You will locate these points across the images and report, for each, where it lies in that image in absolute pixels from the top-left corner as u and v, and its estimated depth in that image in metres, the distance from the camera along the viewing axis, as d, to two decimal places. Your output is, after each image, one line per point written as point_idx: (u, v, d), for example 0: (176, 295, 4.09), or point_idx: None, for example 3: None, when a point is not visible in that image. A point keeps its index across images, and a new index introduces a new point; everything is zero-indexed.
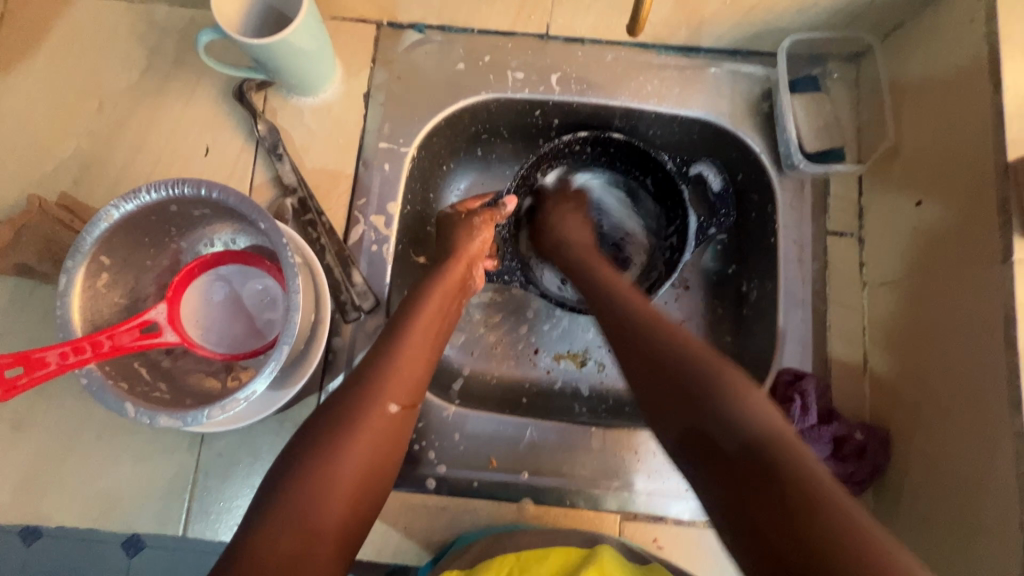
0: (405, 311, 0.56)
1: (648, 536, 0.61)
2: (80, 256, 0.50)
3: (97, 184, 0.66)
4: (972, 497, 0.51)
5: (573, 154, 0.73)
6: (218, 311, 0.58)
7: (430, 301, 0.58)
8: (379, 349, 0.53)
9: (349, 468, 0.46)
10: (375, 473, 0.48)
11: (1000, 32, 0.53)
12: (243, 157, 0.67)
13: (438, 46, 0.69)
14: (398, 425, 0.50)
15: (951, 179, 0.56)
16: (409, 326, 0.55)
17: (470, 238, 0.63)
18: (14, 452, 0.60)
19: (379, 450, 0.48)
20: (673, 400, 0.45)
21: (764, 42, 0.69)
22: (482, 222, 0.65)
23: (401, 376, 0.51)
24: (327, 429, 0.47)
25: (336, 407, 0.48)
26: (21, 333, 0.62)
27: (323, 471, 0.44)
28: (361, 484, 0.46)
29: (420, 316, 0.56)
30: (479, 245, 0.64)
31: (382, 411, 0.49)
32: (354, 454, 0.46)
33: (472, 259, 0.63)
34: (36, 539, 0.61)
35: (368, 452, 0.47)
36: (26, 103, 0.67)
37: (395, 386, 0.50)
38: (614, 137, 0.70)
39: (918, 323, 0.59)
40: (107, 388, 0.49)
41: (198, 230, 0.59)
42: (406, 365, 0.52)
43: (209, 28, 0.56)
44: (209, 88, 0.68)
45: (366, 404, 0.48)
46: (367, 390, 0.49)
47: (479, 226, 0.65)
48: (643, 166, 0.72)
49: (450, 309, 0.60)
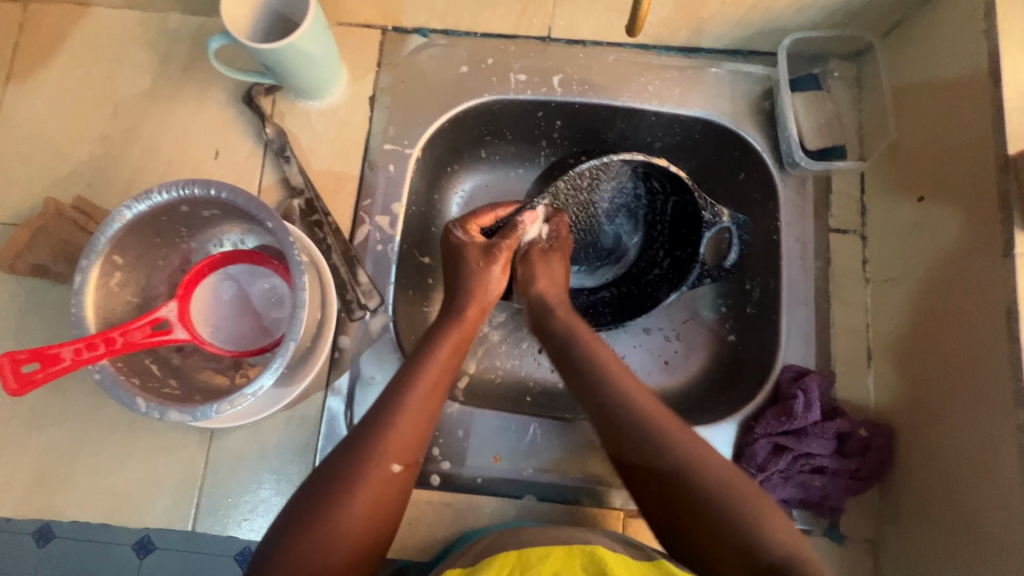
0: (414, 364, 0.56)
1: (651, 531, 0.61)
2: (95, 255, 0.52)
3: (111, 187, 0.67)
4: (977, 491, 0.51)
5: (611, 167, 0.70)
6: (227, 309, 0.59)
7: (439, 355, 0.57)
8: (387, 399, 0.53)
9: (351, 530, 0.47)
10: (372, 539, 0.48)
11: (998, 28, 0.53)
12: (252, 160, 0.68)
13: (443, 50, 0.71)
14: (400, 483, 0.50)
15: (951, 175, 0.57)
16: (413, 384, 0.54)
17: (485, 285, 0.62)
18: (30, 448, 0.61)
19: (381, 511, 0.49)
20: (705, 531, 0.47)
21: (765, 41, 0.69)
22: (499, 270, 0.63)
23: (405, 433, 0.51)
24: (331, 491, 0.47)
25: (341, 463, 0.49)
26: (37, 332, 0.64)
27: (324, 539, 0.45)
28: (364, 547, 0.47)
29: (429, 367, 0.55)
30: (493, 292, 0.63)
31: (384, 469, 0.49)
32: (354, 518, 0.47)
33: (487, 305, 0.62)
34: (48, 541, 0.60)
35: (371, 513, 0.48)
36: (43, 109, 0.69)
37: (397, 445, 0.50)
38: (665, 167, 0.65)
39: (922, 319, 0.59)
40: (120, 383, 0.50)
41: (209, 230, 0.60)
42: (412, 422, 0.52)
43: (219, 34, 0.58)
44: (218, 93, 0.69)
45: (369, 460, 0.49)
46: (372, 444, 0.50)
47: (496, 271, 0.63)
48: (678, 189, 0.68)
49: (458, 357, 0.58)
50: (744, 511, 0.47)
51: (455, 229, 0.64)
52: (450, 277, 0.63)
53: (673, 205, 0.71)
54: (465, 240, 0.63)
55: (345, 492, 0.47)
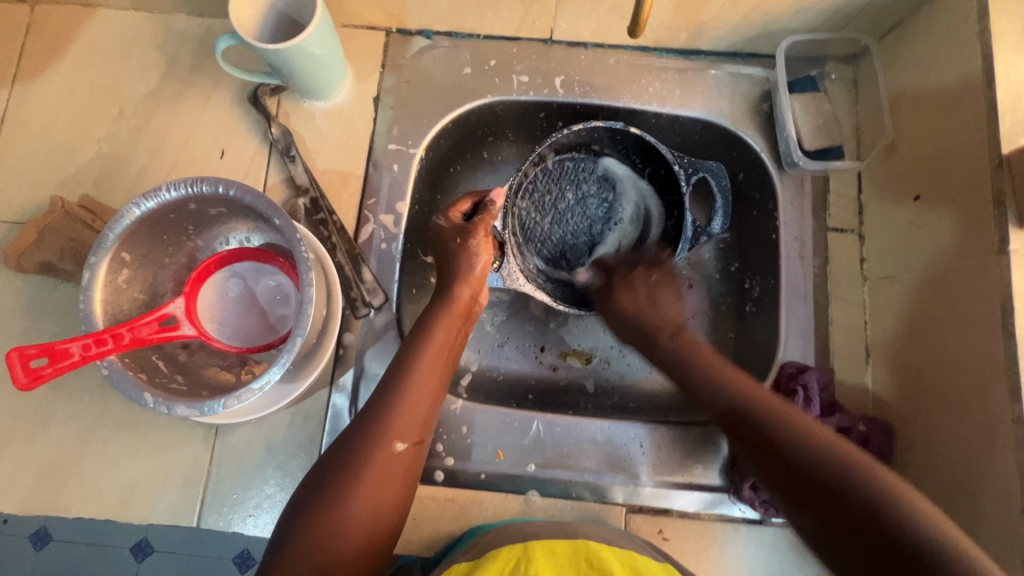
0: (411, 345, 0.58)
1: (653, 527, 0.62)
2: (103, 251, 0.52)
3: (118, 186, 0.68)
4: (974, 484, 0.52)
5: (586, 143, 0.71)
6: (233, 307, 0.60)
7: (438, 335, 0.59)
8: (388, 383, 0.55)
9: (363, 502, 0.49)
10: (385, 513, 0.51)
11: (992, 31, 0.54)
12: (257, 159, 0.69)
13: (446, 51, 0.72)
14: (408, 458, 0.53)
15: (947, 175, 0.58)
16: (415, 363, 0.56)
17: (469, 263, 0.62)
18: (35, 444, 0.61)
19: (391, 483, 0.51)
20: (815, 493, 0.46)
21: (763, 44, 0.71)
22: (481, 241, 0.62)
23: (409, 410, 0.54)
24: (342, 467, 0.50)
25: (348, 442, 0.51)
26: (42, 329, 0.64)
27: (340, 509, 0.48)
28: (381, 516, 0.50)
29: (430, 347, 0.58)
30: (479, 270, 0.62)
31: (390, 447, 0.52)
32: (365, 494, 0.50)
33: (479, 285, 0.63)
34: (46, 544, 0.60)
35: (383, 485, 0.51)
36: (50, 109, 0.70)
37: (400, 422, 0.53)
38: (626, 130, 0.67)
39: (920, 316, 0.59)
40: (127, 378, 0.50)
41: (215, 229, 0.61)
42: (414, 401, 0.54)
43: (227, 34, 0.58)
44: (224, 93, 0.70)
45: (375, 440, 0.51)
46: (375, 425, 0.52)
47: (477, 248, 0.62)
48: (648, 160, 0.70)
49: (457, 339, 0.61)
50: (840, 456, 0.46)
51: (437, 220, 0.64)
52: (440, 263, 0.63)
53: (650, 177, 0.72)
54: (445, 227, 0.63)
55: (354, 468, 0.50)
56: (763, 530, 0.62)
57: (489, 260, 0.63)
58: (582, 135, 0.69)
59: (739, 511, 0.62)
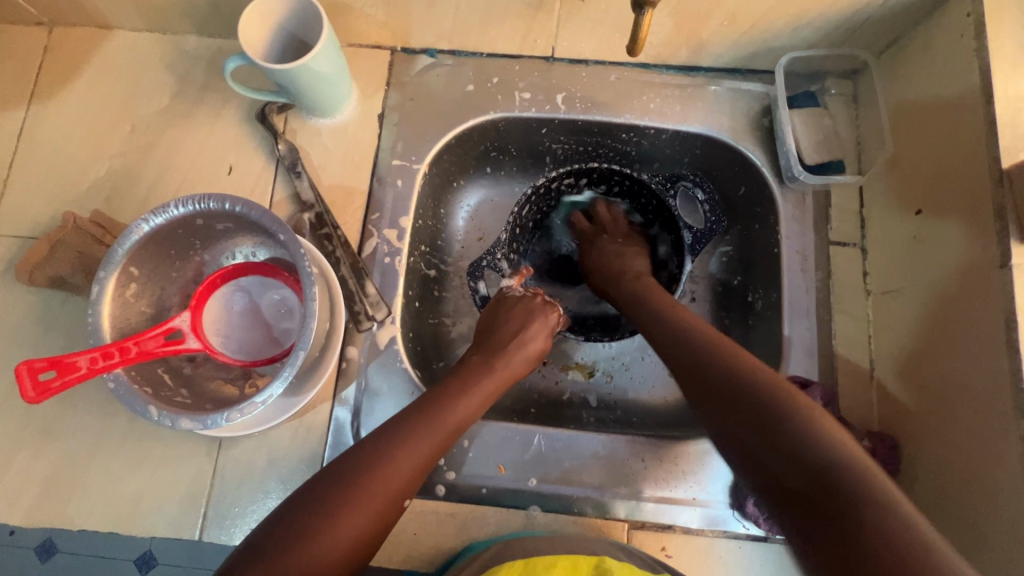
0: (442, 399, 0.56)
1: (656, 543, 0.61)
2: (112, 266, 0.53)
3: (128, 201, 0.70)
4: (982, 501, 0.51)
5: (558, 191, 0.75)
6: (238, 320, 0.60)
7: (471, 394, 0.57)
8: (400, 424, 0.52)
9: (343, 533, 0.46)
10: (359, 547, 0.47)
11: (989, 47, 0.55)
12: (264, 175, 0.70)
13: (450, 70, 0.73)
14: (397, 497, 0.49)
15: (948, 190, 0.57)
16: (437, 411, 0.54)
17: (527, 341, 0.63)
18: (42, 457, 0.62)
19: (372, 526, 0.48)
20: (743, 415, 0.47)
21: (762, 60, 0.71)
22: (538, 332, 0.65)
23: (413, 455, 0.51)
24: (309, 524, 0.45)
25: (321, 494, 0.47)
26: (53, 341, 0.65)
27: (299, 560, 0.44)
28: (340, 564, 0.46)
29: (460, 402, 0.56)
30: (523, 356, 0.63)
31: (388, 481, 0.49)
32: (343, 524, 0.46)
33: (515, 364, 0.62)
34: (52, 556, 0.61)
35: (359, 535, 0.47)
36: (64, 127, 0.72)
37: (408, 470, 0.50)
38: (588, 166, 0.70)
39: (924, 331, 0.59)
40: (133, 392, 0.51)
41: (222, 243, 0.62)
42: (423, 444, 0.52)
43: (236, 55, 0.60)
44: (233, 111, 0.72)
45: (373, 476, 0.48)
46: (379, 458, 0.49)
47: (533, 335, 0.64)
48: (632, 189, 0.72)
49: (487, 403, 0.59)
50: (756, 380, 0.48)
51: (508, 280, 0.70)
52: (483, 332, 0.64)
53: (636, 206, 0.75)
54: (508, 295, 0.67)
55: (332, 516, 0.46)
56: (767, 547, 0.61)
57: (536, 352, 0.64)
58: (543, 189, 0.72)
59: (743, 527, 0.61)
